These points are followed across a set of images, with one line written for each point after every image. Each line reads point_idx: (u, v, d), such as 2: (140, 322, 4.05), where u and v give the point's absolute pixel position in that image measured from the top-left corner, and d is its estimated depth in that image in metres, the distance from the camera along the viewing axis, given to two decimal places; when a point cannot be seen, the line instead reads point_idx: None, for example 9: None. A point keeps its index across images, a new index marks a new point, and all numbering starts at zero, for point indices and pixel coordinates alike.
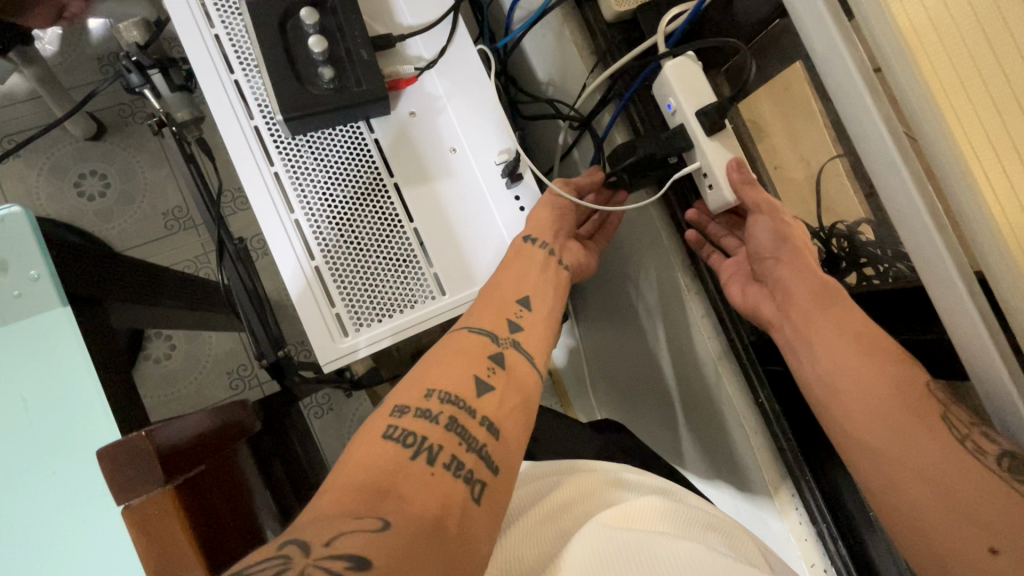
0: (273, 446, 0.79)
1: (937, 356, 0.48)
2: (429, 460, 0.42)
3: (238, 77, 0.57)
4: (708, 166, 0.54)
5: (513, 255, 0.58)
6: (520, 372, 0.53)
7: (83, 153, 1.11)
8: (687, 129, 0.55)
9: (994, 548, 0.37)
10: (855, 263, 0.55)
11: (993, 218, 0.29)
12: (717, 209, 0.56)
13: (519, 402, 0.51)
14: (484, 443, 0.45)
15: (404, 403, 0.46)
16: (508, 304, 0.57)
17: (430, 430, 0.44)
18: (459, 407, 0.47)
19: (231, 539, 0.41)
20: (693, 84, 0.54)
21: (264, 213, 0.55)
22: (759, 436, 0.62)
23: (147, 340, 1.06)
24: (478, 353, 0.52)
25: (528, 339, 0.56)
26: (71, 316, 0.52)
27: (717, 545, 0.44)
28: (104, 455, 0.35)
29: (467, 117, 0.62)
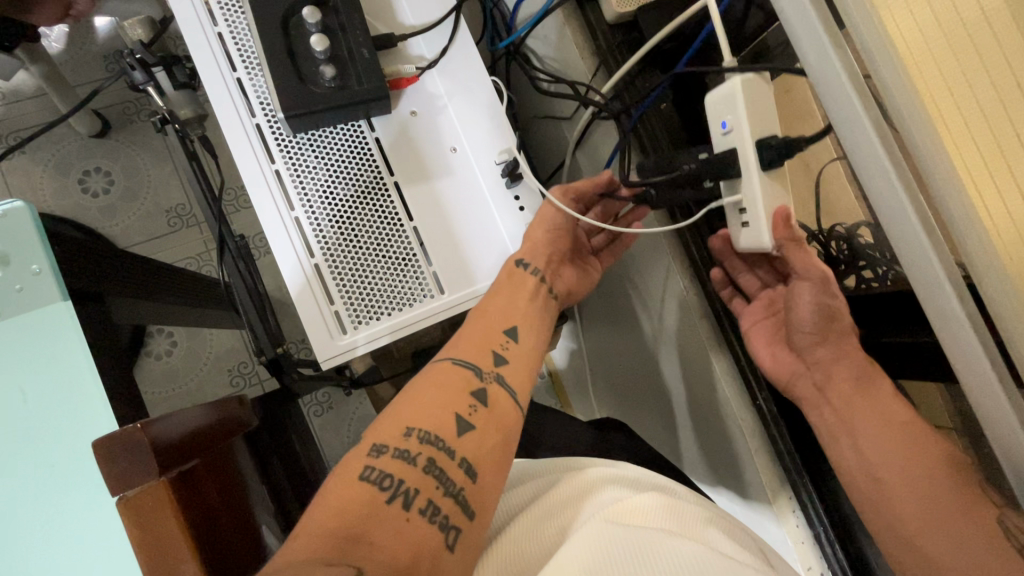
0: (272, 444, 0.79)
1: (932, 359, 0.48)
2: (405, 505, 0.42)
3: (241, 75, 0.57)
4: (752, 202, 0.47)
5: (504, 281, 0.59)
6: (503, 410, 0.53)
7: (88, 150, 1.11)
8: (738, 156, 0.47)
9: None
10: (853, 266, 0.54)
11: (984, 228, 0.29)
12: (745, 248, 0.50)
13: (499, 441, 0.51)
14: (461, 487, 0.46)
15: (382, 441, 0.47)
16: (495, 335, 0.57)
17: (406, 472, 0.44)
18: (438, 447, 0.47)
19: (227, 536, 0.42)
20: (762, 108, 0.45)
21: (265, 210, 0.56)
22: (757, 439, 0.62)
23: (148, 337, 1.06)
24: (461, 388, 0.52)
25: (513, 375, 0.56)
26: (72, 312, 0.52)
27: (714, 543, 0.45)
28: (99, 447, 0.35)
29: (467, 118, 0.62)
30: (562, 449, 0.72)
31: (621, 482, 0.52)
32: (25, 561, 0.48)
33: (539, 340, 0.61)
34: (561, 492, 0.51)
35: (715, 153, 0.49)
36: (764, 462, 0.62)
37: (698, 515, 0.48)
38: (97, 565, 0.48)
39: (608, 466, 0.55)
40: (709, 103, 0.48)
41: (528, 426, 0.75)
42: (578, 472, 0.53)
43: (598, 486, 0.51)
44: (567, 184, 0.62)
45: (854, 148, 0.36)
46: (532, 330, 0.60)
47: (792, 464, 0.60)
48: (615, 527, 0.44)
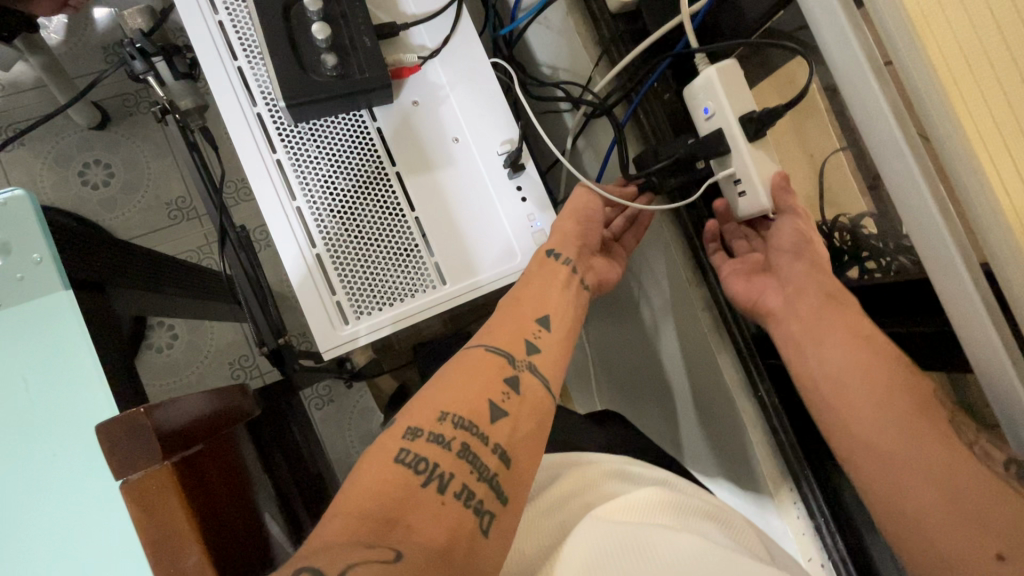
0: (274, 437, 0.79)
1: (942, 345, 0.47)
2: (440, 488, 0.43)
3: (242, 64, 0.57)
4: (745, 173, 0.53)
5: (534, 271, 0.58)
6: (535, 397, 0.52)
7: (87, 142, 1.11)
8: (724, 133, 0.53)
9: (1001, 555, 0.38)
10: (857, 257, 0.55)
11: (1005, 222, 0.30)
12: (746, 215, 0.56)
13: (532, 430, 0.50)
14: (495, 472, 0.46)
15: (417, 424, 0.46)
16: (528, 323, 0.57)
17: (442, 456, 0.44)
18: (472, 433, 0.47)
19: (231, 524, 0.42)
20: (738, 90, 0.52)
21: (266, 200, 0.55)
22: (757, 429, 0.62)
23: (149, 329, 1.06)
24: (493, 376, 0.51)
25: (547, 363, 0.55)
26: (73, 299, 0.52)
27: (716, 535, 0.44)
28: (102, 431, 0.35)
29: (469, 107, 0.62)
30: (563, 441, 0.72)
31: (626, 478, 0.52)
32: (28, 550, 0.48)
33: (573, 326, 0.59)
34: (564, 488, 0.51)
35: (703, 136, 0.55)
36: (765, 454, 0.62)
37: (698, 506, 0.49)
38: (100, 554, 0.48)
39: (626, 462, 0.55)
40: (688, 94, 0.56)
41: None
42: (581, 467, 0.53)
43: (600, 482, 0.51)
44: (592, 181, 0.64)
45: None
46: (565, 319, 0.58)
47: (793, 455, 0.60)
48: (616, 523, 0.44)
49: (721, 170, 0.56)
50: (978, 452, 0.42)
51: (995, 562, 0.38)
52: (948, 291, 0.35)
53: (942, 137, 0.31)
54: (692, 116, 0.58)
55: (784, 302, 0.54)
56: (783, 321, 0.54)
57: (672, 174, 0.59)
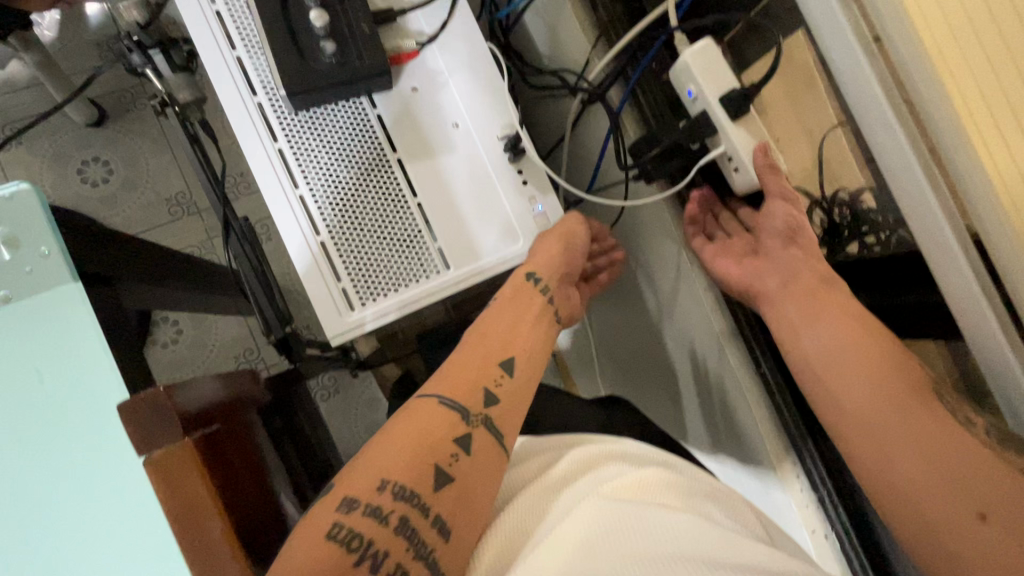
0: (284, 427, 0.80)
1: (938, 319, 0.48)
2: (373, 569, 0.41)
3: (240, 54, 0.57)
4: (735, 151, 0.54)
5: (510, 297, 0.61)
6: (487, 454, 0.49)
7: (86, 139, 1.11)
8: (711, 117, 0.54)
9: (984, 514, 0.39)
10: (856, 232, 0.55)
11: (994, 192, 0.30)
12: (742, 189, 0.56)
13: (481, 493, 0.47)
14: (433, 548, 0.43)
15: (354, 494, 0.43)
16: (485, 371, 0.54)
17: (377, 532, 0.42)
18: (413, 504, 0.44)
19: (250, 501, 0.43)
20: (715, 70, 0.53)
21: (269, 189, 0.56)
22: (761, 407, 0.63)
23: (154, 325, 1.07)
24: (443, 436, 0.48)
25: (503, 415, 0.53)
26: (83, 291, 0.52)
27: (716, 516, 0.46)
28: (125, 410, 0.36)
29: (468, 92, 0.62)
30: (568, 425, 0.73)
31: (626, 458, 0.52)
32: (45, 536, 0.49)
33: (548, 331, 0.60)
34: (566, 468, 0.51)
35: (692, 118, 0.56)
36: (769, 430, 0.63)
37: (698, 488, 0.50)
38: (116, 541, 0.49)
39: (609, 442, 0.55)
40: (672, 79, 0.56)
41: (532, 405, 0.76)
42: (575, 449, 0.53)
43: (596, 462, 0.51)
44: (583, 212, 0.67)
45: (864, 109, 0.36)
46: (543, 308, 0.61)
47: (796, 429, 0.61)
48: (602, 511, 0.44)
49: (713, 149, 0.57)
50: (961, 419, 0.43)
51: (979, 521, 0.39)
52: (939, 260, 0.36)
53: (928, 106, 0.32)
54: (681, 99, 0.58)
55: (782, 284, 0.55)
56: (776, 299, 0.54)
57: (668, 160, 0.59)
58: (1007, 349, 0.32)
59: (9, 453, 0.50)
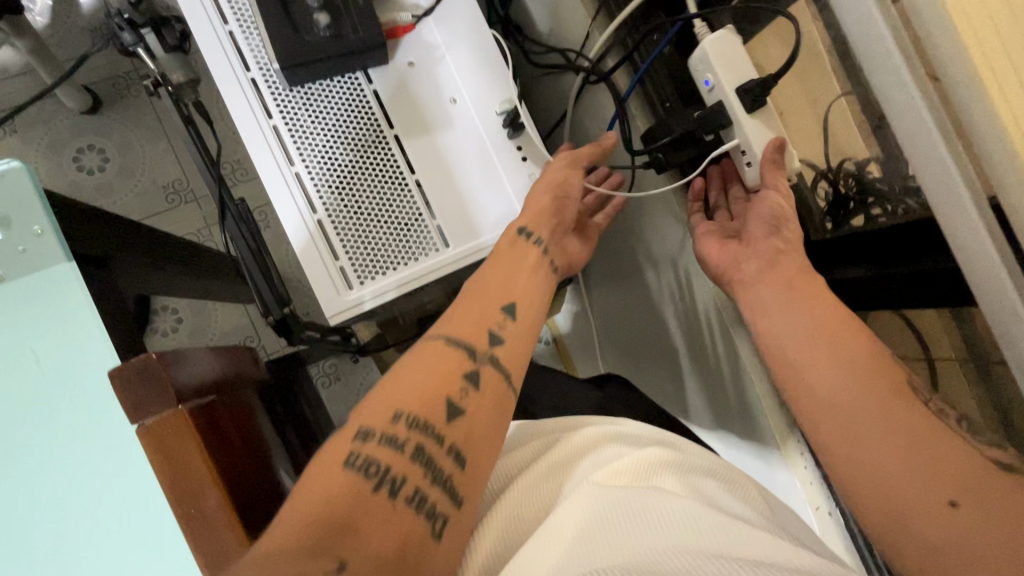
0: (286, 412, 0.80)
1: (947, 286, 0.46)
2: (391, 494, 0.41)
3: (232, 29, 0.56)
4: (749, 146, 0.53)
5: (506, 250, 0.58)
6: (495, 392, 0.50)
7: (80, 127, 1.10)
8: (725, 106, 0.53)
9: (954, 502, 0.39)
10: (862, 204, 0.53)
11: (1013, 148, 0.29)
12: (755, 183, 0.56)
13: (491, 428, 0.48)
14: (449, 474, 0.44)
15: (369, 425, 0.44)
16: (492, 312, 0.54)
17: (393, 459, 0.42)
18: (428, 434, 0.45)
19: (250, 478, 0.42)
20: (734, 61, 0.52)
21: (265, 166, 0.55)
22: (764, 383, 0.62)
23: (153, 314, 1.06)
24: (452, 371, 0.49)
25: (509, 355, 0.53)
26: (77, 271, 0.51)
27: (717, 496, 0.46)
28: (114, 377, 0.36)
29: (465, 66, 0.61)
30: (570, 406, 0.73)
31: (623, 439, 0.51)
32: (44, 517, 0.48)
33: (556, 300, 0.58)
34: (563, 452, 0.50)
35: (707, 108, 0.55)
36: (772, 408, 0.62)
37: (701, 466, 0.49)
38: (115, 520, 0.48)
39: (609, 424, 0.54)
40: (690, 69, 0.56)
41: (534, 387, 0.75)
42: (571, 433, 0.52)
43: (592, 445, 0.50)
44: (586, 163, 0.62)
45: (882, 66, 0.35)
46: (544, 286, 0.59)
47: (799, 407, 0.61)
48: (598, 496, 0.43)
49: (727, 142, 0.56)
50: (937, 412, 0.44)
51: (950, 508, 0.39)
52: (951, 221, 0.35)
53: (942, 58, 0.31)
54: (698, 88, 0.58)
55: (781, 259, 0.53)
56: (776, 272, 0.52)
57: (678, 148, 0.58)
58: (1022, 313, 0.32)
59: (7, 435, 0.49)
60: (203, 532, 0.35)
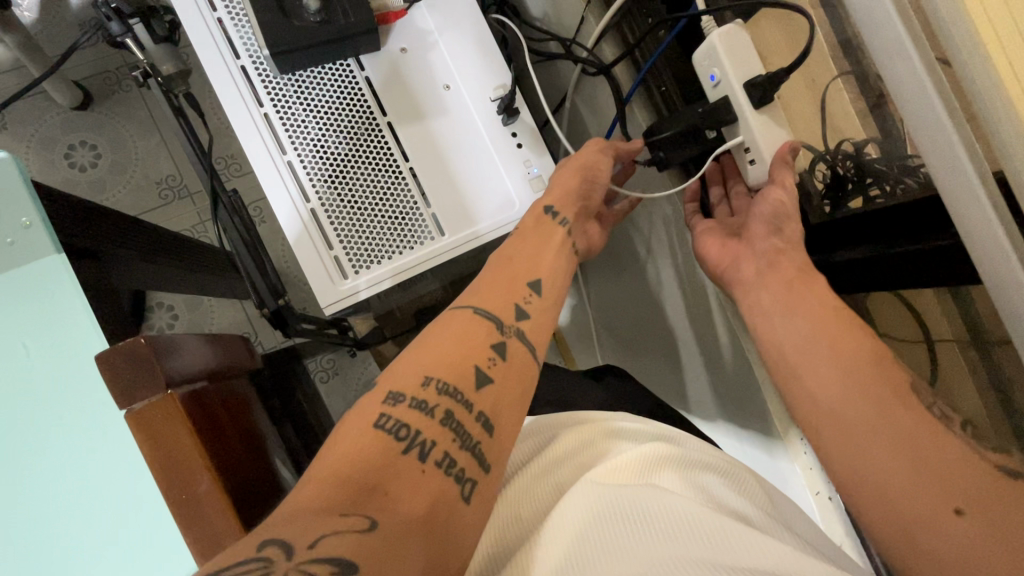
0: (283, 407, 0.79)
1: (946, 261, 0.44)
2: (421, 456, 0.40)
3: (221, 15, 0.55)
4: (754, 142, 0.53)
5: (532, 225, 0.57)
6: (522, 363, 0.50)
7: (72, 123, 1.09)
8: (731, 101, 0.52)
9: (959, 510, 0.37)
10: (861, 185, 0.52)
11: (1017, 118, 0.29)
12: (756, 182, 0.56)
13: (518, 398, 0.47)
14: (478, 440, 0.43)
15: (399, 389, 0.44)
16: (519, 286, 0.54)
17: (423, 423, 0.42)
18: (457, 400, 0.44)
19: (246, 469, 0.42)
20: (741, 54, 0.51)
21: (256, 155, 0.54)
22: (763, 370, 0.62)
23: (149, 310, 1.06)
24: (480, 341, 0.49)
25: (536, 329, 0.53)
26: (66, 263, 0.51)
27: (716, 487, 0.45)
28: (101, 360, 0.35)
29: (459, 52, 0.60)
30: (569, 397, 0.72)
31: (624, 436, 0.52)
32: (39, 510, 0.48)
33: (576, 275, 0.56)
34: (566, 444, 0.50)
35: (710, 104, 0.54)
36: (771, 393, 0.62)
37: (700, 460, 0.49)
38: (108, 514, 0.48)
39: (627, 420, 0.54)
40: (695, 65, 0.55)
41: None
42: (585, 425, 0.53)
43: (598, 442, 0.51)
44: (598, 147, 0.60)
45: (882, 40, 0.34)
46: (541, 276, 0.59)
47: None
48: (597, 494, 0.43)
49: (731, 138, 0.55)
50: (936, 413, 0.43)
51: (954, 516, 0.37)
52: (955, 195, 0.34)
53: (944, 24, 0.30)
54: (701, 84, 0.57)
55: (781, 243, 0.53)
56: (776, 264, 0.52)
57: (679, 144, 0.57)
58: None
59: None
60: (199, 518, 0.35)
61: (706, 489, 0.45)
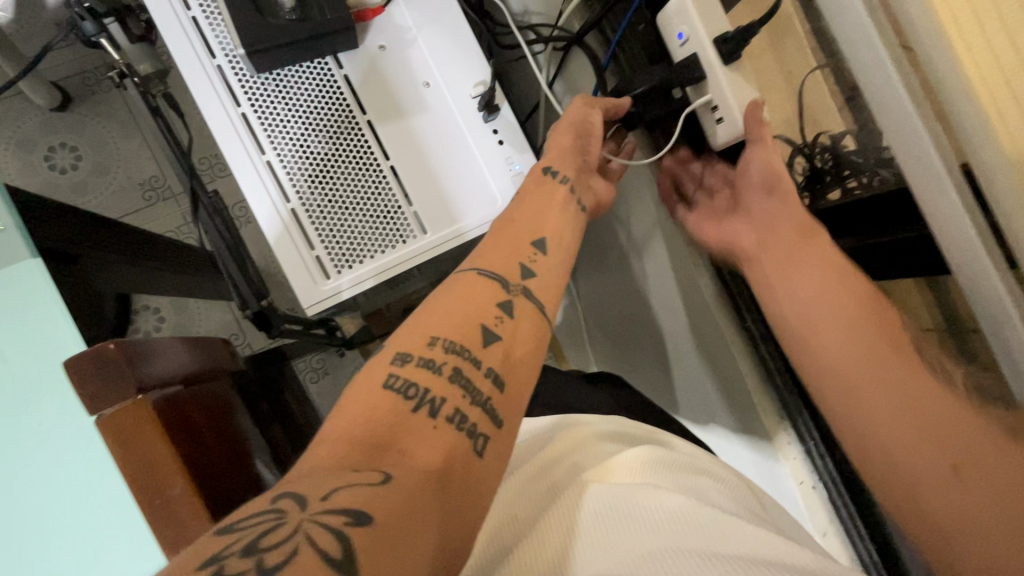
0: (270, 408, 0.79)
1: (919, 253, 0.45)
2: (432, 412, 0.38)
3: (196, 14, 0.54)
4: (721, 98, 0.51)
5: (532, 187, 0.55)
6: (532, 323, 0.47)
7: (51, 125, 1.07)
8: (699, 58, 0.51)
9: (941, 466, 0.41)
10: (839, 177, 0.53)
11: (980, 104, 0.29)
12: (725, 143, 0.53)
13: (530, 352, 0.45)
14: (488, 396, 0.40)
15: (405, 349, 0.41)
16: (523, 246, 0.52)
17: (432, 382, 0.39)
18: (464, 357, 0.41)
19: (227, 474, 0.42)
20: (709, 9, 0.50)
21: (235, 155, 0.54)
22: (747, 361, 0.63)
23: (135, 313, 1.05)
24: (486, 302, 0.46)
25: (543, 289, 0.50)
26: (43, 267, 0.50)
27: (708, 490, 0.45)
28: (69, 366, 0.36)
29: (439, 49, 0.60)
30: (558, 392, 0.72)
31: (614, 440, 0.53)
32: (21, 515, 0.48)
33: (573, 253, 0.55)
34: (560, 448, 0.51)
35: (676, 63, 0.53)
36: (756, 383, 0.63)
37: (688, 462, 0.49)
38: (92, 519, 0.48)
39: (609, 424, 0.56)
40: (662, 23, 0.53)
41: None
42: (573, 429, 0.53)
43: (589, 444, 0.52)
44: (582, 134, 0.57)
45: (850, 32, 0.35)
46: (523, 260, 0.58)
47: (784, 385, 0.61)
48: (595, 497, 0.43)
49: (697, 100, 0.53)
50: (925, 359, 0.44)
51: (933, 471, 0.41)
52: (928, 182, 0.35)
53: (907, 16, 0.31)
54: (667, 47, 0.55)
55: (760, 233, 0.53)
56: None
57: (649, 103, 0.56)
58: (991, 271, 0.32)
59: None
60: (172, 523, 0.35)
61: (697, 489, 0.45)
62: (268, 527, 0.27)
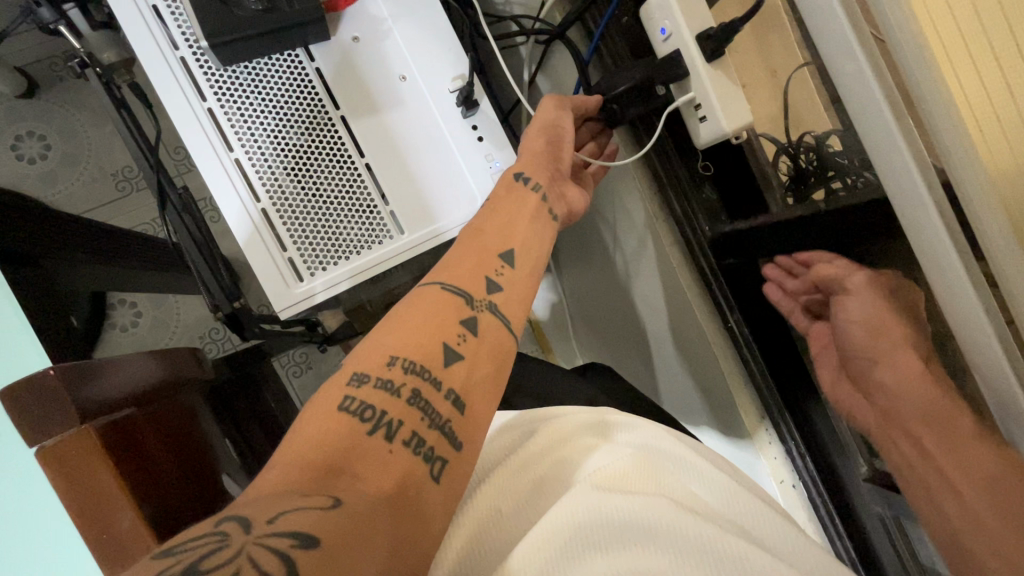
0: (247, 407, 0.77)
1: None
2: (388, 436, 0.37)
3: (157, 2, 0.51)
4: (704, 96, 0.49)
5: (503, 194, 0.53)
6: (495, 340, 0.46)
7: (17, 112, 1.03)
8: (682, 55, 0.49)
9: None
10: (822, 177, 0.52)
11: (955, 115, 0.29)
12: (706, 144, 0.51)
13: (492, 372, 0.44)
14: (447, 419, 0.40)
15: (363, 369, 0.40)
16: (490, 257, 0.50)
17: (389, 403, 0.38)
18: (424, 378, 0.40)
19: (174, 491, 0.40)
20: (693, 5, 0.48)
21: (200, 152, 0.52)
22: (728, 360, 0.63)
23: (111, 308, 1.02)
24: (449, 317, 0.45)
25: (509, 303, 0.49)
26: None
27: (703, 489, 0.43)
28: (3, 400, 0.34)
29: (415, 41, 0.57)
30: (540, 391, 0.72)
31: (601, 431, 0.49)
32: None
33: (542, 258, 0.54)
34: (539, 442, 0.48)
35: (660, 59, 0.51)
36: (738, 383, 0.63)
37: (685, 454, 0.46)
38: (60, 529, 0.47)
39: (589, 412, 0.51)
40: (646, 16, 0.51)
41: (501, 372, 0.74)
42: (553, 423, 0.49)
43: (571, 439, 0.48)
44: (560, 131, 0.56)
45: (831, 33, 0.34)
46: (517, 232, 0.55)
47: (768, 388, 0.61)
48: (589, 500, 0.40)
49: (679, 97, 0.52)
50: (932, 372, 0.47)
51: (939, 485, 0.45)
52: None
53: (888, 24, 0.30)
54: (650, 41, 0.53)
55: None
56: None
57: (636, 99, 0.54)
58: (967, 284, 0.31)
59: None
60: (122, 556, 0.34)
61: (692, 490, 0.43)
62: (211, 549, 0.27)
